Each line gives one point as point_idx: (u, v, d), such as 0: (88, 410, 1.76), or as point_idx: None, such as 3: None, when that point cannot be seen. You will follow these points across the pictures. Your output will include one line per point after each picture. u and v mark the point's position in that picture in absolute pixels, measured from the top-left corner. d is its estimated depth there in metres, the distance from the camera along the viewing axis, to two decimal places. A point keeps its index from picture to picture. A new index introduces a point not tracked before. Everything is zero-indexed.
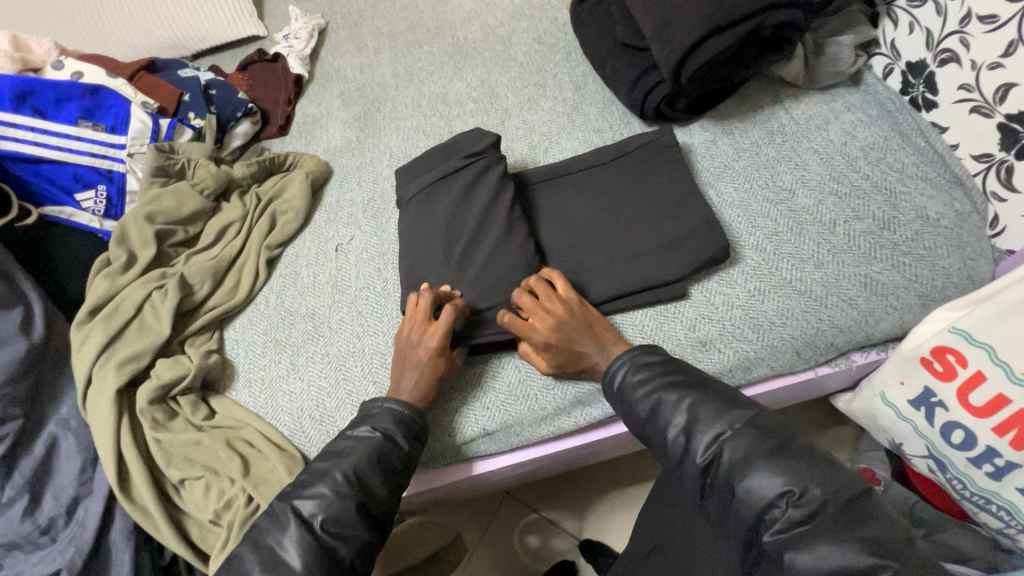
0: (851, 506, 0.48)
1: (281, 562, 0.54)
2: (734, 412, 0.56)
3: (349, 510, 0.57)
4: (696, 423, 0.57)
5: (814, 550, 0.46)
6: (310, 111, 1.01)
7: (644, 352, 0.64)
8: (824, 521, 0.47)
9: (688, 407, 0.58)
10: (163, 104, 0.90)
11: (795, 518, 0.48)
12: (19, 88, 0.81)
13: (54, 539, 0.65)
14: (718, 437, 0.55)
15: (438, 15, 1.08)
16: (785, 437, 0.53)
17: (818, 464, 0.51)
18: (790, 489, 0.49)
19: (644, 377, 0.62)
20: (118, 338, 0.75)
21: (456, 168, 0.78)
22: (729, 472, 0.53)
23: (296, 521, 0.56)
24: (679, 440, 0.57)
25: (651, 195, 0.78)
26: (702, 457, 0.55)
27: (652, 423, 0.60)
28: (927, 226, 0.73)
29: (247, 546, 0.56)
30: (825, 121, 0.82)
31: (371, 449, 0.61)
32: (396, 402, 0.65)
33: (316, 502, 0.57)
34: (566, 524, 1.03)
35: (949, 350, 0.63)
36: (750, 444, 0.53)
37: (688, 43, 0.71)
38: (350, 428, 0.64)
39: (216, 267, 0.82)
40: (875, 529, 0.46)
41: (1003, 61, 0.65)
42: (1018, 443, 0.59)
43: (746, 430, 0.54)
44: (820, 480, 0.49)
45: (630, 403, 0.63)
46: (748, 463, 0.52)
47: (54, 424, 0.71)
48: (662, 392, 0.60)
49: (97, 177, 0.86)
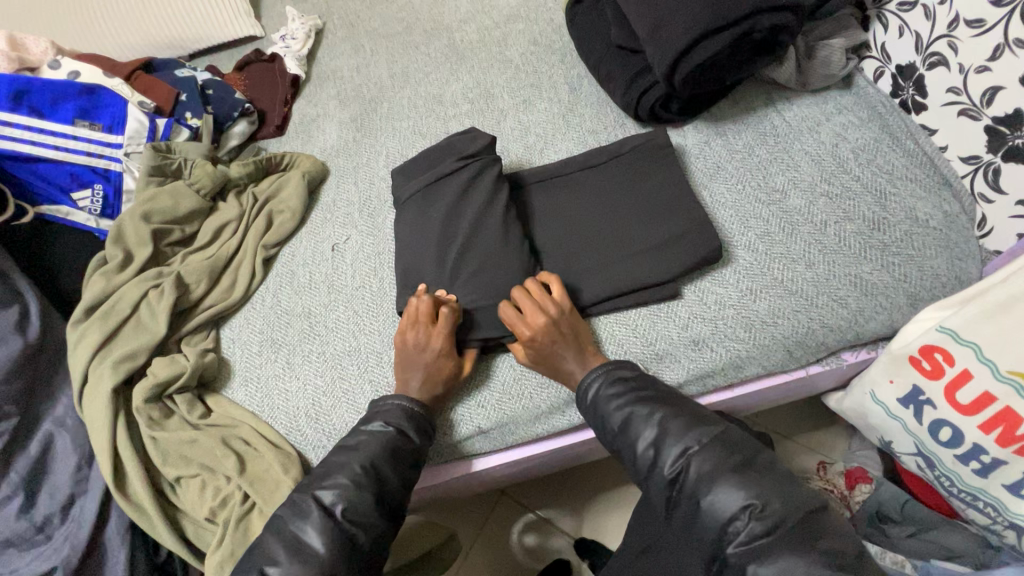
0: (809, 521, 0.52)
1: (307, 548, 0.56)
2: (703, 428, 0.59)
3: (369, 500, 0.60)
4: (665, 437, 0.60)
5: (776, 563, 0.50)
6: (306, 111, 1.02)
7: (619, 367, 0.67)
8: (784, 535, 0.51)
9: (657, 422, 0.61)
10: (160, 104, 0.90)
11: (756, 532, 0.52)
12: (17, 88, 0.81)
13: (49, 536, 0.65)
14: (685, 451, 0.58)
15: (435, 16, 1.08)
16: (749, 454, 0.57)
17: (778, 480, 0.55)
18: (752, 502, 0.53)
19: (618, 391, 0.65)
20: (114, 337, 0.75)
21: (452, 168, 0.79)
22: (695, 485, 0.56)
23: (319, 509, 0.58)
24: (647, 453, 0.61)
25: (646, 195, 0.78)
26: (669, 470, 0.59)
27: (623, 436, 0.63)
28: (916, 227, 0.74)
29: (270, 534, 0.58)
30: (816, 123, 0.83)
31: (382, 444, 0.63)
32: (404, 397, 0.67)
33: (336, 492, 0.60)
34: (560, 524, 1.03)
35: (937, 349, 0.64)
36: (716, 458, 0.56)
37: (681, 46, 0.72)
38: (363, 424, 0.67)
39: (212, 267, 0.82)
40: (831, 543, 0.50)
41: (990, 65, 0.66)
42: (1003, 441, 0.60)
43: (712, 445, 0.58)
44: (780, 495, 0.53)
45: (602, 414, 0.65)
46: (713, 477, 0.55)
47: (50, 422, 0.72)
48: (634, 405, 0.63)
49: (93, 177, 0.86)
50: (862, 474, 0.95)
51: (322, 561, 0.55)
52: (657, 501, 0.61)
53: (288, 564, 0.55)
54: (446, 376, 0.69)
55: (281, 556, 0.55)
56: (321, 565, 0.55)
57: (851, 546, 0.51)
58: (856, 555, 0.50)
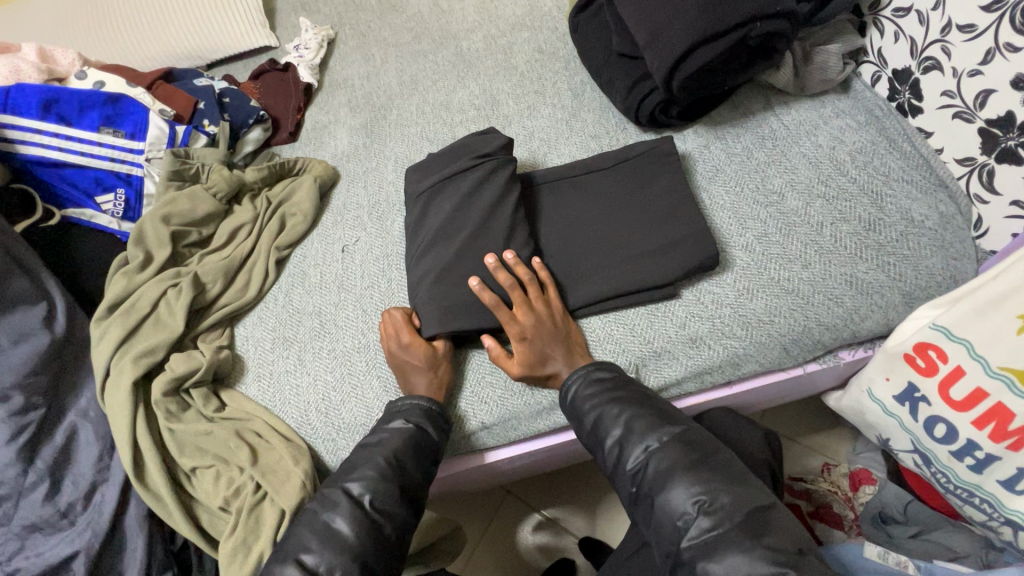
0: (757, 517, 0.56)
1: (335, 535, 0.60)
2: (665, 427, 0.64)
3: (394, 492, 0.64)
4: (630, 435, 0.64)
5: (724, 560, 0.54)
6: (319, 119, 1.05)
7: (596, 369, 0.70)
8: (729, 530, 0.55)
9: (624, 422, 0.65)
10: (179, 112, 0.94)
11: (704, 526, 0.56)
12: (46, 97, 0.86)
13: (72, 522, 0.69)
14: (647, 449, 0.63)
15: (443, 25, 1.12)
16: (705, 453, 0.62)
17: (730, 479, 0.59)
18: (701, 497, 0.58)
19: (592, 392, 0.68)
20: (135, 333, 0.78)
21: (466, 167, 0.81)
22: (654, 482, 0.61)
23: (338, 502, 0.62)
24: (613, 450, 0.65)
25: (647, 199, 0.80)
26: (632, 466, 0.63)
27: (594, 435, 0.67)
28: (911, 228, 0.75)
29: (300, 527, 0.62)
30: (813, 127, 0.85)
31: (407, 438, 0.66)
32: (422, 397, 0.70)
33: (366, 483, 0.64)
34: (565, 522, 1.05)
35: (930, 346, 0.65)
36: (675, 456, 0.61)
37: (677, 53, 0.74)
38: (384, 423, 0.70)
39: (228, 267, 0.85)
40: (776, 539, 0.54)
41: (982, 68, 0.68)
42: (996, 436, 0.61)
43: (671, 444, 0.62)
44: (729, 490, 0.58)
45: (578, 414, 0.69)
46: (669, 475, 0.60)
47: (74, 414, 0.75)
48: (605, 406, 0.67)
49: (116, 182, 0.90)
50: (867, 477, 0.95)
51: (343, 551, 0.59)
52: (623, 497, 0.65)
53: (315, 553, 0.59)
54: (410, 365, 0.72)
55: (313, 544, 0.60)
56: (349, 552, 0.59)
57: (792, 542, 0.55)
58: (796, 551, 0.54)
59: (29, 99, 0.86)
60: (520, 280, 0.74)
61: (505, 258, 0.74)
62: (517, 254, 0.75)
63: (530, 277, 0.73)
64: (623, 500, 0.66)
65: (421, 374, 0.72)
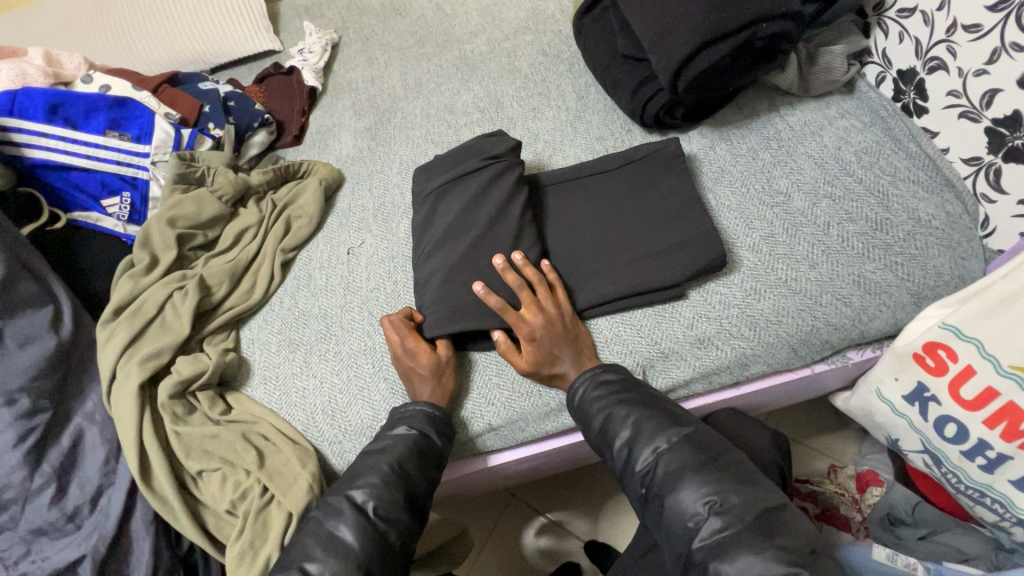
0: (769, 517, 0.56)
1: (346, 539, 0.60)
2: (674, 428, 0.64)
3: (398, 500, 0.63)
4: (638, 437, 0.64)
5: (736, 561, 0.53)
6: (323, 122, 1.05)
7: (604, 371, 0.69)
8: (740, 530, 0.55)
9: (633, 423, 0.65)
10: (185, 116, 0.95)
11: (715, 526, 0.56)
12: (51, 100, 0.86)
13: (78, 526, 0.68)
14: (656, 450, 0.63)
15: (446, 28, 1.12)
16: (714, 453, 0.61)
17: (741, 479, 0.59)
18: (712, 498, 0.57)
19: (600, 394, 0.67)
20: (141, 336, 0.78)
21: (474, 168, 0.81)
22: (663, 483, 0.61)
23: (347, 507, 0.62)
24: (622, 451, 0.65)
25: (653, 200, 0.80)
26: (641, 468, 0.63)
27: (603, 436, 0.67)
28: (918, 227, 0.75)
29: (309, 532, 0.61)
30: (819, 128, 0.85)
31: (411, 446, 0.66)
32: (426, 403, 0.70)
33: (369, 491, 0.63)
34: (569, 525, 1.04)
35: (940, 346, 0.65)
36: (683, 457, 0.61)
37: (684, 54, 0.74)
38: (388, 429, 0.69)
39: (234, 270, 0.85)
40: (787, 540, 0.54)
41: (988, 68, 0.68)
42: (1008, 435, 0.61)
43: (680, 445, 0.62)
44: (740, 491, 0.57)
45: (586, 415, 0.68)
46: (679, 476, 0.60)
47: (80, 417, 0.74)
48: (614, 408, 0.66)
49: (122, 185, 0.91)
50: (874, 478, 0.94)
51: (353, 555, 0.59)
52: (633, 499, 0.65)
53: (324, 558, 0.58)
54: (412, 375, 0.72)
55: (318, 553, 0.59)
56: (356, 558, 0.59)
57: (805, 543, 0.55)
58: (808, 552, 0.54)
59: (35, 101, 0.85)
60: (528, 282, 0.74)
61: (514, 259, 0.74)
62: (526, 255, 0.75)
63: (538, 278, 0.73)
64: (633, 501, 0.65)
65: (423, 383, 0.71)
